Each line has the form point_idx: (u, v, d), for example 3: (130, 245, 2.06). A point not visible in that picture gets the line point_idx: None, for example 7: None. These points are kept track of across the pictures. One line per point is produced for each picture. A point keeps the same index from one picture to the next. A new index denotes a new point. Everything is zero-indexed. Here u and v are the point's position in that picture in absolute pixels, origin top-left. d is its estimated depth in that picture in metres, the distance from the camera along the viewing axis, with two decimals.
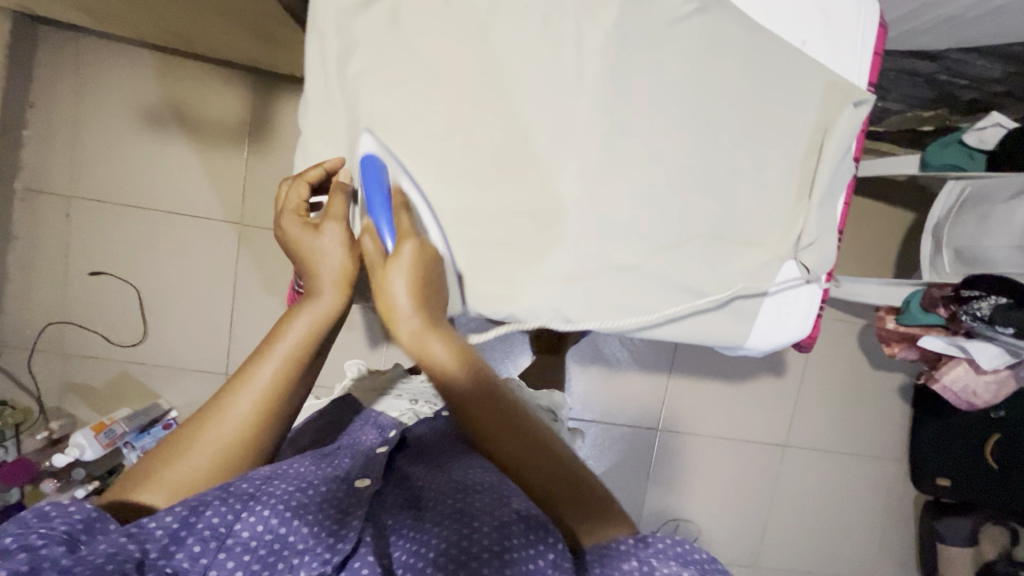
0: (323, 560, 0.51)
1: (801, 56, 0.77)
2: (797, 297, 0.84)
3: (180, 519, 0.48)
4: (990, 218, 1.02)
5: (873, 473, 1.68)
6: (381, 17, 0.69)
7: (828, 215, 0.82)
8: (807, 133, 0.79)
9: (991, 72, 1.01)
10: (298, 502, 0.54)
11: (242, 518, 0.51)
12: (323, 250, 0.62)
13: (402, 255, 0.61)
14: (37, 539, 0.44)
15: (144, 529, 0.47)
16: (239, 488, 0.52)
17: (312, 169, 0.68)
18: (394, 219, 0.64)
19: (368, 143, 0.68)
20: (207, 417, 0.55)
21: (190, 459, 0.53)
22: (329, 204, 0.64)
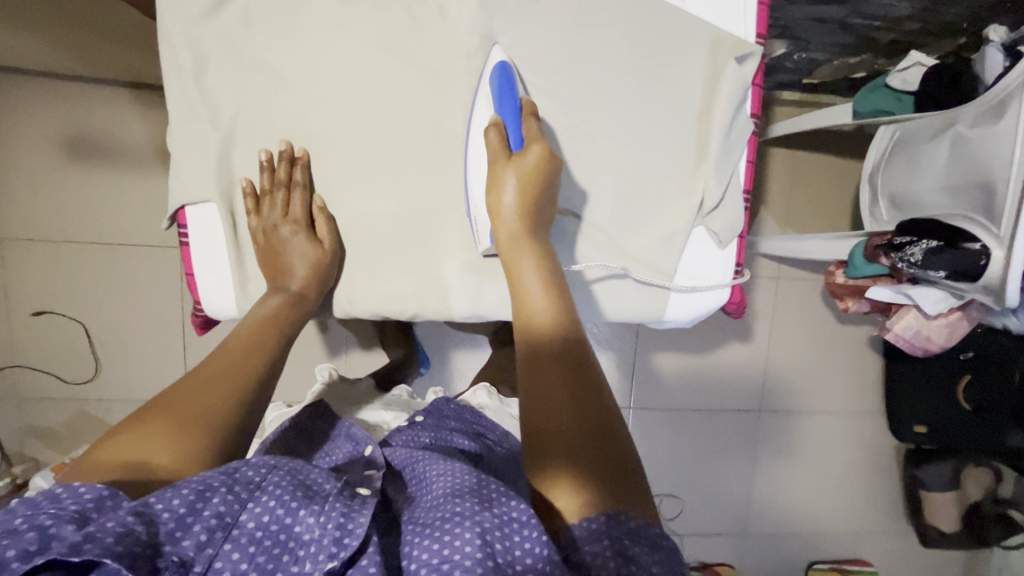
0: (330, 554, 0.41)
1: (673, 16, 0.67)
2: (713, 260, 0.75)
3: (187, 503, 0.40)
4: (918, 159, 0.96)
5: (846, 426, 1.75)
6: (228, 25, 0.62)
7: (732, 187, 0.72)
8: (696, 96, 0.69)
9: (902, 11, 0.92)
10: (307, 491, 0.44)
11: (251, 507, 0.41)
12: (295, 250, 0.65)
13: (527, 158, 0.59)
14: (47, 519, 0.37)
15: (155, 510, 0.39)
16: (246, 475, 0.43)
17: (281, 166, 0.65)
18: (523, 129, 0.61)
19: (499, 57, 0.64)
20: (170, 392, 0.50)
21: (170, 425, 0.46)
22: (290, 204, 0.65)
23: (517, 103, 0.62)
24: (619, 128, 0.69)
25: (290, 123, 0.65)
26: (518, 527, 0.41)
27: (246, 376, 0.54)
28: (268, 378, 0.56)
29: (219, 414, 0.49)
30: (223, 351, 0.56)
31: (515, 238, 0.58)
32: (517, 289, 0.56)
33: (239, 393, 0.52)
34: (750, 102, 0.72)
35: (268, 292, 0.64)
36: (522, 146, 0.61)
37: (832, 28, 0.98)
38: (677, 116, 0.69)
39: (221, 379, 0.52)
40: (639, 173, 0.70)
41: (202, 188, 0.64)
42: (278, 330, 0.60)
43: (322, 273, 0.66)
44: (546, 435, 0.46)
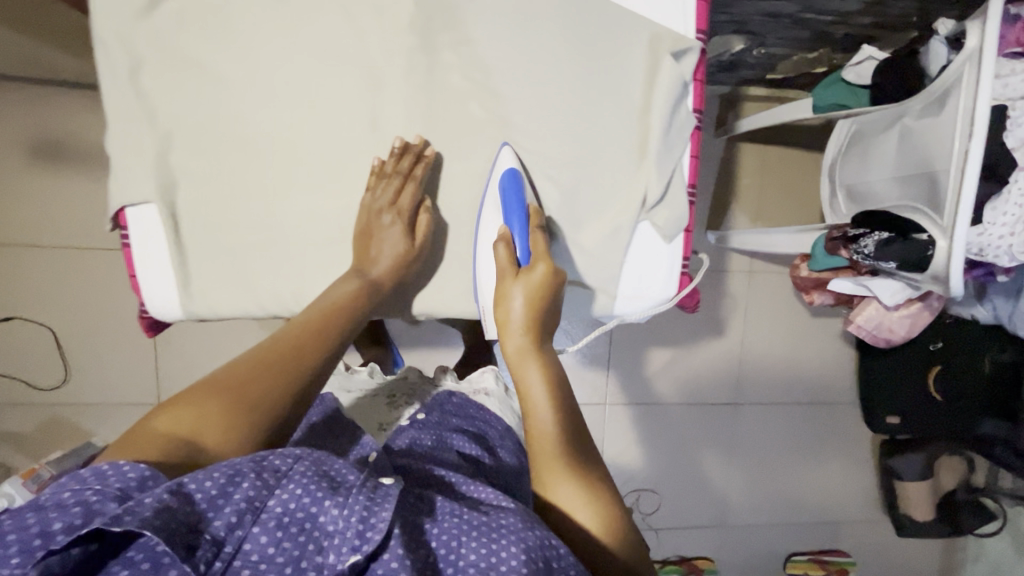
0: (354, 547, 0.39)
1: (610, 12, 0.67)
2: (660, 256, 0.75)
3: (218, 485, 0.39)
4: (871, 152, 0.97)
5: (821, 418, 1.77)
6: (162, 28, 0.62)
7: (676, 181, 0.72)
8: (636, 92, 0.70)
9: (851, 5, 0.92)
10: (333, 479, 0.43)
11: (278, 492, 0.40)
12: (386, 238, 0.67)
13: (534, 273, 0.59)
14: (92, 495, 0.38)
15: (188, 490, 0.39)
16: (272, 462, 0.42)
17: (400, 159, 0.67)
18: (529, 241, 0.63)
19: (509, 158, 0.68)
20: (238, 368, 0.51)
21: (230, 407, 0.47)
22: (400, 195, 0.68)
23: (524, 210, 0.65)
24: (561, 125, 0.70)
25: (229, 124, 0.65)
26: (561, 555, 0.41)
27: (310, 366, 0.55)
28: (328, 363, 0.57)
29: (276, 404, 0.50)
30: (295, 331, 0.57)
31: (523, 352, 0.55)
32: (523, 394, 0.53)
33: (299, 379, 0.53)
34: (693, 96, 0.72)
35: (347, 276, 0.66)
36: (529, 259, 0.62)
37: (785, 23, 0.99)
38: (618, 113, 0.70)
39: (290, 364, 0.53)
40: (583, 169, 0.71)
41: (141, 191, 0.64)
42: (343, 320, 0.61)
43: (405, 265, 0.69)
44: (566, 522, 0.46)
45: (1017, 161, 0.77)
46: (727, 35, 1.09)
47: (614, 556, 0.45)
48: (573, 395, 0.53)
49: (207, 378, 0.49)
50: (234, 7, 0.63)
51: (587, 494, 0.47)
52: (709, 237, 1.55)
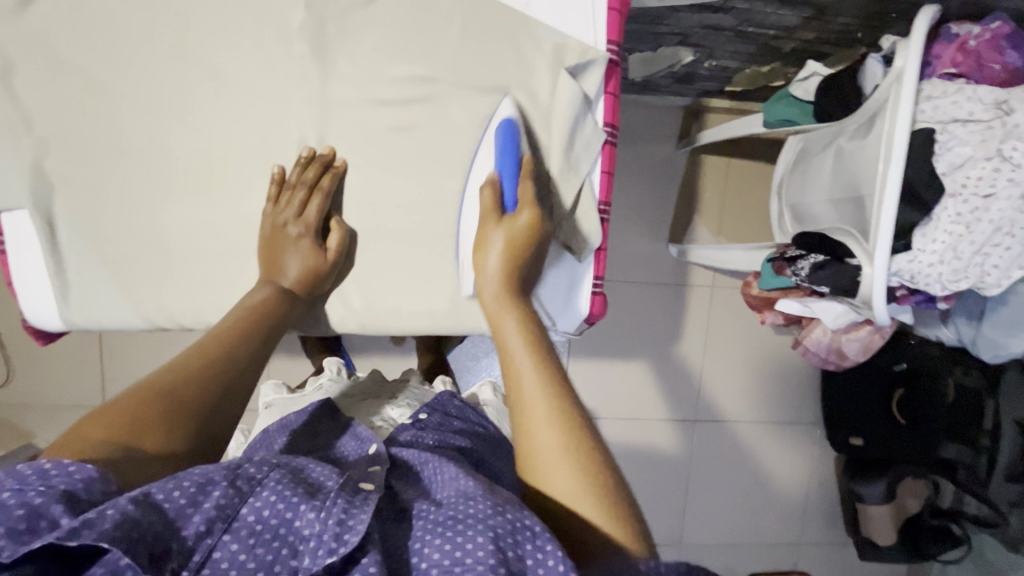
0: (329, 550, 0.38)
1: (514, 25, 0.65)
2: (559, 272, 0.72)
3: (188, 495, 0.39)
4: (811, 171, 0.95)
5: (784, 436, 1.73)
6: (36, 28, 0.59)
7: (584, 199, 0.70)
8: (542, 106, 0.67)
9: (790, 20, 0.89)
10: (308, 486, 0.42)
11: (250, 501, 0.40)
12: (293, 250, 0.65)
13: (517, 221, 0.61)
14: (36, 496, 0.35)
15: (154, 499, 0.38)
16: (245, 470, 0.42)
17: (310, 168, 0.65)
18: (519, 190, 0.64)
19: (509, 108, 0.66)
20: (161, 373, 0.50)
21: (160, 408, 0.46)
22: (306, 207, 0.65)
23: (517, 162, 0.64)
24: (462, 137, 0.67)
25: (110, 131, 0.62)
26: (533, 536, 0.40)
27: (238, 362, 0.54)
28: (251, 372, 0.55)
29: (207, 406, 0.49)
30: (214, 339, 0.56)
31: (497, 299, 0.57)
32: (501, 350, 0.53)
33: (225, 387, 0.52)
34: (604, 111, 0.70)
35: (258, 285, 0.64)
36: (515, 208, 0.63)
37: (729, 35, 0.96)
38: (523, 126, 0.68)
39: (215, 364, 0.53)
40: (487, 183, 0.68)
41: (13, 195, 0.61)
42: (269, 321, 0.61)
43: (316, 275, 0.66)
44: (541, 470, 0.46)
45: (946, 186, 0.74)
46: (674, 47, 1.06)
47: (594, 496, 0.43)
48: (551, 342, 0.54)
49: (130, 386, 0.47)
50: (113, 7, 0.60)
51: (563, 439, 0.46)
52: (671, 249, 1.52)
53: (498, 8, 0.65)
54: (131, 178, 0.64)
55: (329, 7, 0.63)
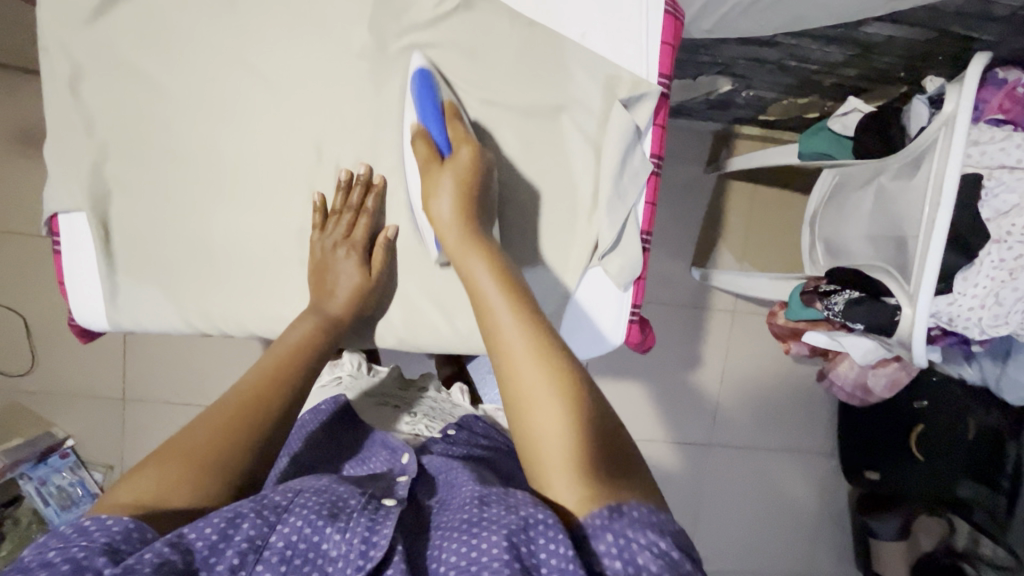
0: (356, 567, 0.42)
1: (569, 55, 0.66)
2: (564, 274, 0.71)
3: (218, 531, 0.41)
4: (847, 207, 0.95)
5: (798, 465, 1.71)
6: (107, 39, 0.61)
7: (630, 228, 0.70)
8: (592, 136, 0.68)
9: (835, 57, 0.90)
10: (332, 505, 0.45)
11: (279, 527, 0.43)
12: (342, 271, 0.66)
13: (459, 158, 0.62)
14: (80, 551, 0.38)
15: (188, 539, 0.40)
16: (272, 500, 0.45)
17: (354, 189, 0.66)
18: (449, 130, 0.64)
19: (420, 61, 0.64)
20: (197, 422, 0.50)
21: (194, 461, 0.46)
22: (352, 229, 0.67)
23: (437, 108, 0.63)
24: (509, 161, 0.68)
25: (165, 138, 0.63)
26: (541, 528, 0.41)
27: (278, 406, 0.54)
28: (291, 413, 0.55)
29: (241, 453, 0.48)
30: (251, 378, 0.56)
31: (460, 244, 0.60)
32: (472, 288, 0.56)
33: (260, 429, 0.51)
34: (652, 142, 0.71)
35: (305, 314, 0.64)
36: (451, 149, 0.63)
37: (771, 67, 0.96)
38: (572, 151, 0.69)
39: (252, 409, 0.52)
40: (532, 207, 0.69)
41: (73, 198, 0.63)
42: (307, 356, 0.61)
43: (362, 297, 0.67)
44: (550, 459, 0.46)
45: (991, 232, 0.73)
46: (712, 75, 1.07)
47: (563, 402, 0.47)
48: (521, 277, 0.57)
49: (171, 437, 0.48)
50: (182, 23, 0.62)
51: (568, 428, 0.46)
52: (694, 273, 1.51)
53: (555, 38, 0.66)
54: (183, 186, 0.65)
55: (389, 29, 0.64)
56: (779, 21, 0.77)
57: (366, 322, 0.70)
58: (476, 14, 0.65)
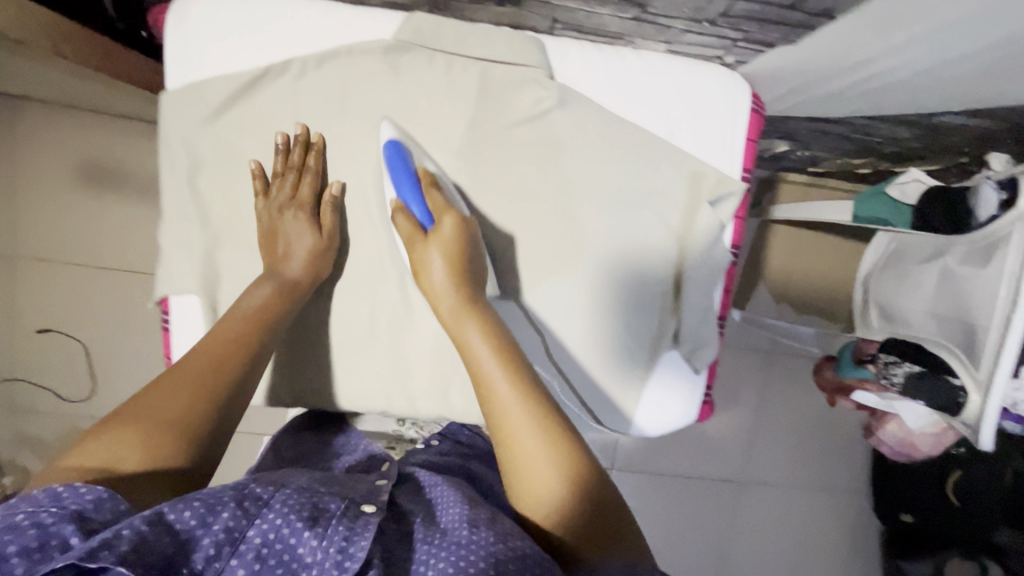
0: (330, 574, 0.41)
1: (658, 151, 0.69)
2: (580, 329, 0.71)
3: (198, 515, 0.41)
4: (907, 277, 0.96)
5: (835, 508, 1.68)
6: (227, 136, 0.66)
7: (709, 317, 0.72)
8: (676, 228, 0.71)
9: (901, 133, 0.91)
10: (311, 510, 0.45)
11: (257, 523, 0.42)
12: (291, 233, 0.65)
13: (443, 230, 0.62)
14: (50, 517, 0.37)
15: (167, 519, 0.39)
16: (254, 492, 0.45)
17: (296, 152, 0.66)
18: (427, 202, 0.64)
19: (389, 130, 0.65)
20: (153, 393, 0.50)
21: (141, 428, 0.47)
22: (297, 189, 0.66)
23: (413, 176, 0.63)
24: (595, 248, 0.70)
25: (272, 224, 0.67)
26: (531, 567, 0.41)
27: (231, 381, 0.54)
28: (244, 375, 0.56)
29: (190, 418, 0.50)
30: (206, 352, 0.55)
31: (455, 310, 0.59)
32: (468, 357, 0.56)
33: (211, 397, 0.52)
34: (732, 233, 0.73)
35: (262, 279, 0.64)
36: (433, 220, 0.63)
37: (833, 137, 0.98)
38: (658, 239, 0.70)
39: (206, 383, 0.52)
40: (617, 294, 0.71)
41: (184, 281, 0.67)
42: (263, 325, 0.60)
43: (318, 261, 0.66)
44: (544, 500, 0.47)
45: None
46: (771, 138, 1.08)
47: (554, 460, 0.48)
48: (511, 335, 0.58)
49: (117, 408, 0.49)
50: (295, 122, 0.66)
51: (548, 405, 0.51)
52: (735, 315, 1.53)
53: (645, 136, 0.69)
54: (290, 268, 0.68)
55: (486, 126, 0.68)
56: (854, 108, 0.79)
57: (449, 401, 0.72)
58: (570, 112, 0.68)
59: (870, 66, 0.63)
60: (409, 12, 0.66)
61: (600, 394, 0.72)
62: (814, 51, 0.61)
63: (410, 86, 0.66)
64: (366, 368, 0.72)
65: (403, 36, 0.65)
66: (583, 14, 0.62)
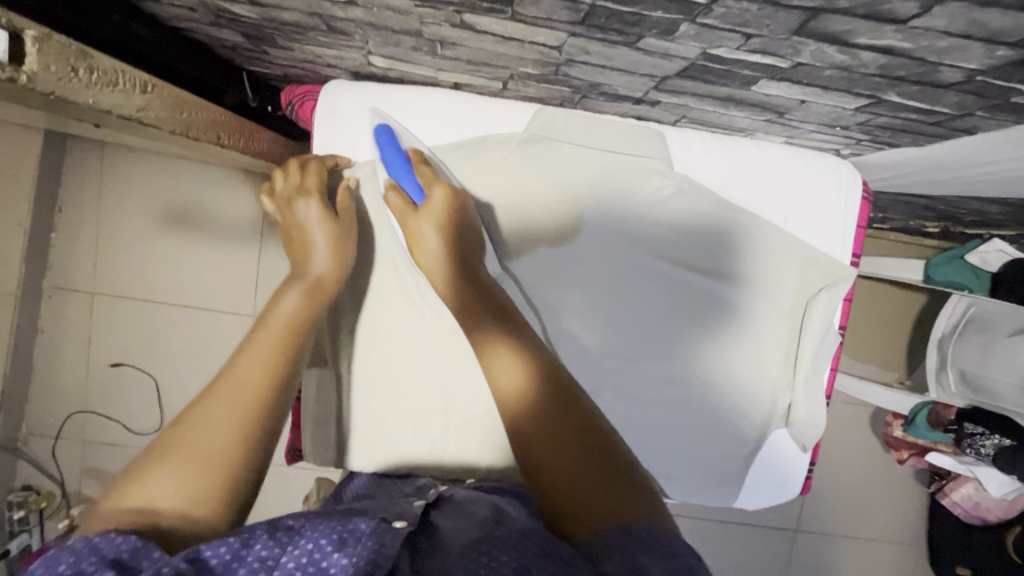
0: None
1: (774, 238, 0.71)
2: (599, 332, 0.73)
3: (233, 549, 0.38)
4: (992, 348, 0.97)
5: (891, 562, 1.63)
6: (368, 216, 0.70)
7: (815, 396, 0.75)
8: (786, 309, 0.74)
9: (987, 208, 0.93)
10: (342, 529, 0.42)
11: (290, 548, 0.39)
12: (306, 221, 0.64)
13: (432, 202, 0.62)
14: (88, 564, 0.35)
15: (204, 558, 0.37)
16: (285, 519, 0.42)
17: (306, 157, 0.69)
18: (416, 176, 0.64)
19: (376, 118, 0.68)
20: (190, 417, 0.45)
21: (174, 459, 0.42)
22: (303, 178, 0.66)
23: (402, 155, 0.64)
24: (707, 327, 0.73)
25: (406, 306, 0.72)
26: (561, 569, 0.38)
27: (267, 405, 0.48)
28: (280, 386, 0.50)
29: (226, 441, 0.44)
30: (247, 371, 0.49)
31: (448, 279, 0.60)
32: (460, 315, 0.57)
33: (249, 418, 0.46)
34: (839, 314, 0.76)
35: (287, 282, 0.60)
36: (423, 195, 0.64)
37: (915, 205, 1.00)
38: (766, 321, 0.73)
39: (244, 405, 0.46)
40: (727, 373, 0.74)
41: None
42: (298, 336, 0.55)
43: (340, 247, 0.64)
44: (541, 457, 0.44)
45: None
46: None
47: (555, 415, 0.46)
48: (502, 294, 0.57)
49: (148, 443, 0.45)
50: None
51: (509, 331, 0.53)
52: None
53: (763, 223, 0.71)
54: (423, 348, 0.72)
55: (610, 211, 0.71)
56: (954, 189, 0.81)
57: None
58: (688, 200, 0.71)
59: (991, 165, 0.65)
60: (541, 106, 0.71)
61: (706, 470, 0.75)
62: (938, 152, 0.63)
63: (541, 174, 0.71)
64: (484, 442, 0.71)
65: (536, 130, 0.70)
66: (716, 113, 0.63)
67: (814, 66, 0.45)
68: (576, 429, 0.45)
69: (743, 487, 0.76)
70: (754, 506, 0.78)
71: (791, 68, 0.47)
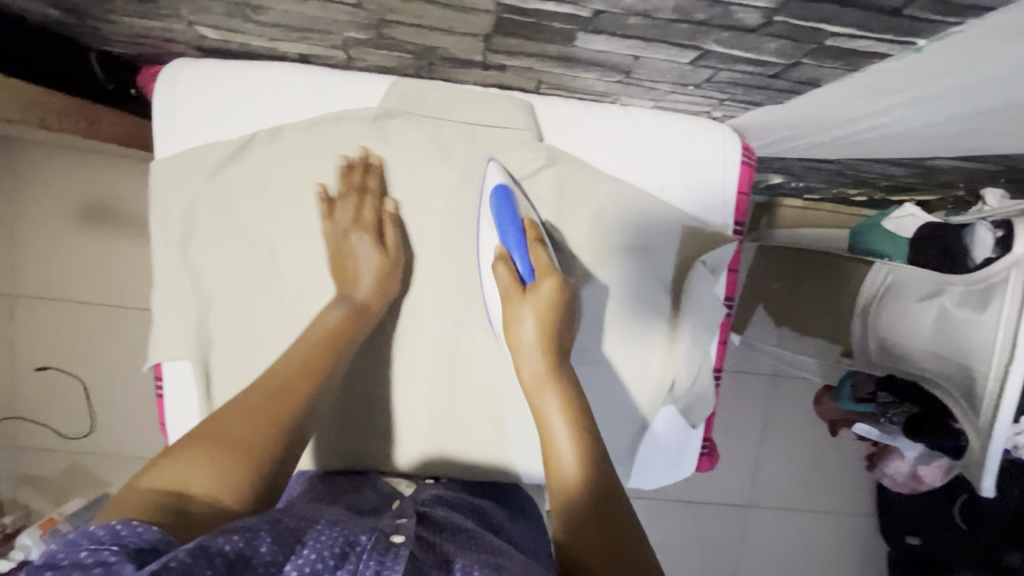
0: None
1: (649, 209, 0.68)
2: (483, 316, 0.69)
3: (245, 540, 0.36)
4: (904, 316, 0.92)
5: (842, 533, 1.63)
6: (216, 201, 0.65)
7: (703, 371, 0.73)
8: (671, 284, 0.71)
9: (895, 171, 0.90)
10: (346, 542, 0.40)
11: (294, 558, 0.37)
12: (359, 255, 0.63)
13: (541, 292, 0.60)
14: (111, 554, 0.32)
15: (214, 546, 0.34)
16: (287, 526, 0.40)
17: (358, 172, 0.65)
18: (530, 256, 0.62)
19: (495, 175, 0.65)
20: (227, 413, 0.48)
21: (213, 447, 0.44)
22: (360, 210, 0.64)
23: (521, 230, 0.62)
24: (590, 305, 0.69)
25: (264, 296, 0.66)
26: None
27: (297, 407, 0.51)
28: (316, 396, 0.53)
29: (260, 438, 0.47)
30: (281, 376, 0.52)
31: (540, 377, 0.57)
32: (540, 415, 0.55)
33: (283, 422, 0.49)
34: (725, 285, 0.75)
35: (332, 302, 0.61)
36: (534, 276, 0.61)
37: (828, 172, 0.97)
38: (652, 296, 0.70)
39: (275, 404, 0.50)
40: (615, 350, 0.70)
41: (174, 348, 0.66)
42: (332, 351, 0.57)
43: (385, 281, 0.63)
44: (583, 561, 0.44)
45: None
46: (767, 173, 1.07)
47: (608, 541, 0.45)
48: (586, 400, 0.56)
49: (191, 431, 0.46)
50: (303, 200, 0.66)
51: (585, 427, 0.53)
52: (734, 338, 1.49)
53: (638, 193, 0.68)
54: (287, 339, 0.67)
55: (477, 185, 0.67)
56: (849, 151, 0.78)
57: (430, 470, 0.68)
58: (558, 171, 0.67)
59: (859, 122, 0.62)
60: (396, 78, 0.66)
61: None
62: (799, 110, 0.61)
63: (401, 150, 0.67)
64: (356, 432, 0.68)
65: (390, 103, 0.66)
66: (568, 76, 0.60)
67: (614, 14, 0.43)
68: (635, 545, 0.45)
69: (637, 466, 0.74)
70: (651, 486, 0.76)
71: (594, 18, 0.44)
